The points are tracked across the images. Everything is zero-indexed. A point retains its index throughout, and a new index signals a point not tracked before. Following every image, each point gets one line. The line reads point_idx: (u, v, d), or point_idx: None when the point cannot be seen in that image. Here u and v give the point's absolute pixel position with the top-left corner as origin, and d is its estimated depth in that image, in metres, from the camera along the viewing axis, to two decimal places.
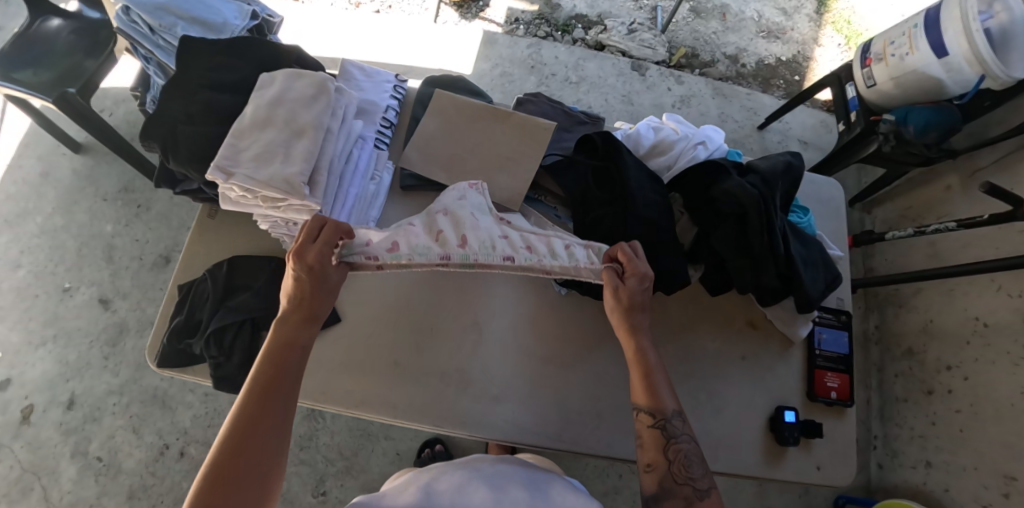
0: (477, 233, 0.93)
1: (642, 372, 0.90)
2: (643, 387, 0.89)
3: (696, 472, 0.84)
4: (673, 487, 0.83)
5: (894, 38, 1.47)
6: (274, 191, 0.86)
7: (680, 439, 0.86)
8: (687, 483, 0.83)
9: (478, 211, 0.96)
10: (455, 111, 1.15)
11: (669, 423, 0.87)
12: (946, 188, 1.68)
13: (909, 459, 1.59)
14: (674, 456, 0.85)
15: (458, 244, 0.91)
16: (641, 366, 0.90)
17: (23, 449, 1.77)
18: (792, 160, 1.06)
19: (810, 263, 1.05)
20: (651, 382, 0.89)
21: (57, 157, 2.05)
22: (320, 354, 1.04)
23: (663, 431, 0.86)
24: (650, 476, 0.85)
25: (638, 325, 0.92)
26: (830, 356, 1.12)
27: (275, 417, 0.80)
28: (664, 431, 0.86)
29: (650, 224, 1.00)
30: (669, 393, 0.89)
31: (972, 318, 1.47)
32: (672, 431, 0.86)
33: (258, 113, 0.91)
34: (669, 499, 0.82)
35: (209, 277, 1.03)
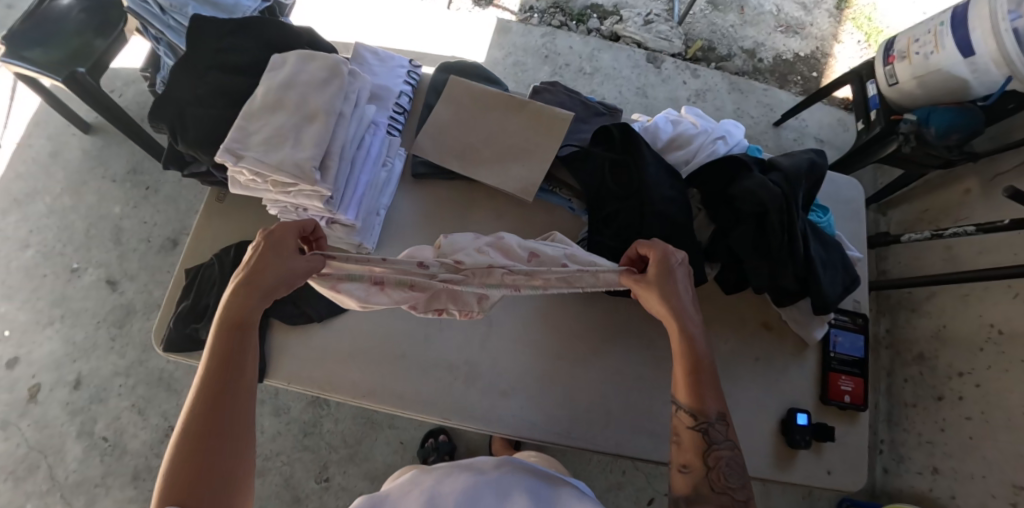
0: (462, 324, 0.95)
1: (689, 366, 0.85)
2: (687, 384, 0.84)
3: (736, 481, 0.79)
4: (708, 494, 0.79)
5: (919, 35, 1.44)
6: (284, 176, 0.84)
7: (720, 444, 0.81)
8: (725, 494, 0.79)
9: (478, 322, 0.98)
10: (470, 99, 1.12)
11: (713, 426, 0.81)
12: (965, 191, 1.65)
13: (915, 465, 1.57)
14: (714, 463, 0.80)
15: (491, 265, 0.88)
16: (687, 360, 0.85)
17: (29, 427, 1.78)
18: (816, 158, 1.02)
19: (829, 265, 1.03)
20: (695, 378, 0.84)
21: (66, 137, 2.05)
22: (327, 342, 1.03)
23: (703, 430, 0.82)
24: (683, 478, 0.81)
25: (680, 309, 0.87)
26: (845, 360, 1.10)
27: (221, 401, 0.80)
28: (706, 435, 0.81)
29: (667, 220, 0.98)
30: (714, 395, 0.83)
31: (987, 325, 1.44)
32: (714, 436, 0.81)
33: (270, 96, 0.89)
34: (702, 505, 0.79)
35: (217, 262, 1.02)
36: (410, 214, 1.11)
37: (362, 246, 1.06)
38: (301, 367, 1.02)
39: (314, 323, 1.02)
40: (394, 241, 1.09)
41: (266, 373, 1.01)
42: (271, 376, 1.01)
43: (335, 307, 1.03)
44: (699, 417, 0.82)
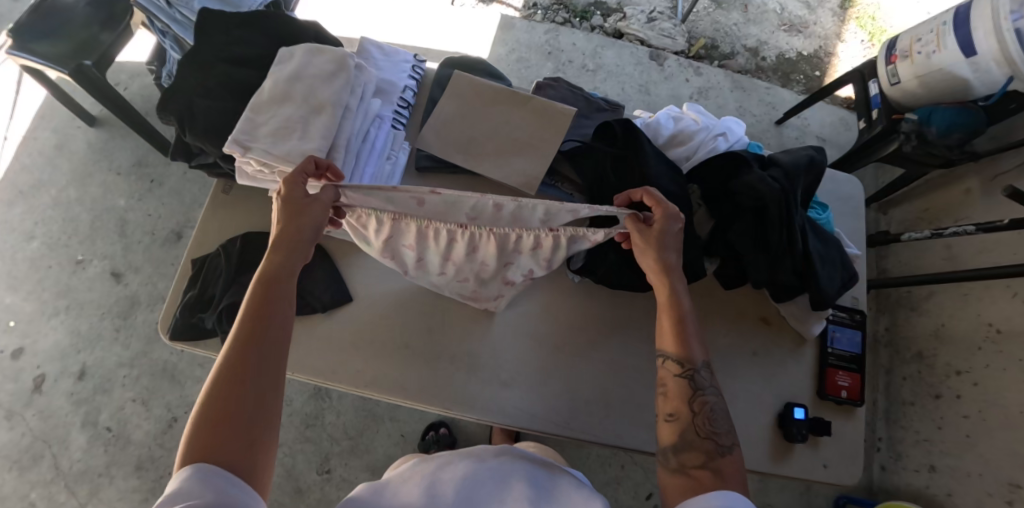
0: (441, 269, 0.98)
1: (675, 317, 0.89)
2: (675, 335, 0.88)
3: (723, 430, 0.83)
4: (694, 440, 0.82)
5: (921, 35, 1.45)
6: (292, 167, 0.86)
7: (705, 392, 0.85)
8: (710, 441, 0.82)
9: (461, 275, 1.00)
10: (473, 94, 1.13)
11: (698, 374, 0.86)
12: (965, 191, 1.65)
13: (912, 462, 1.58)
14: (699, 409, 0.84)
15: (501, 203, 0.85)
16: (674, 311, 0.89)
17: (34, 416, 1.80)
18: (816, 155, 1.03)
19: (828, 261, 1.04)
20: (683, 330, 0.88)
21: (72, 130, 2.06)
22: (331, 332, 1.04)
23: (689, 379, 0.86)
24: (671, 425, 0.84)
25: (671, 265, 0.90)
26: (843, 356, 1.11)
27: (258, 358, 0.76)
28: (692, 381, 0.86)
29: None
30: (699, 345, 0.88)
31: (986, 324, 1.45)
32: (700, 383, 0.86)
33: (277, 88, 0.90)
34: (687, 451, 0.81)
35: (223, 252, 1.02)
36: None
37: None
38: (304, 356, 1.03)
39: (318, 314, 1.03)
40: None
41: None
42: None
43: (339, 298, 1.05)
44: (686, 366, 0.86)
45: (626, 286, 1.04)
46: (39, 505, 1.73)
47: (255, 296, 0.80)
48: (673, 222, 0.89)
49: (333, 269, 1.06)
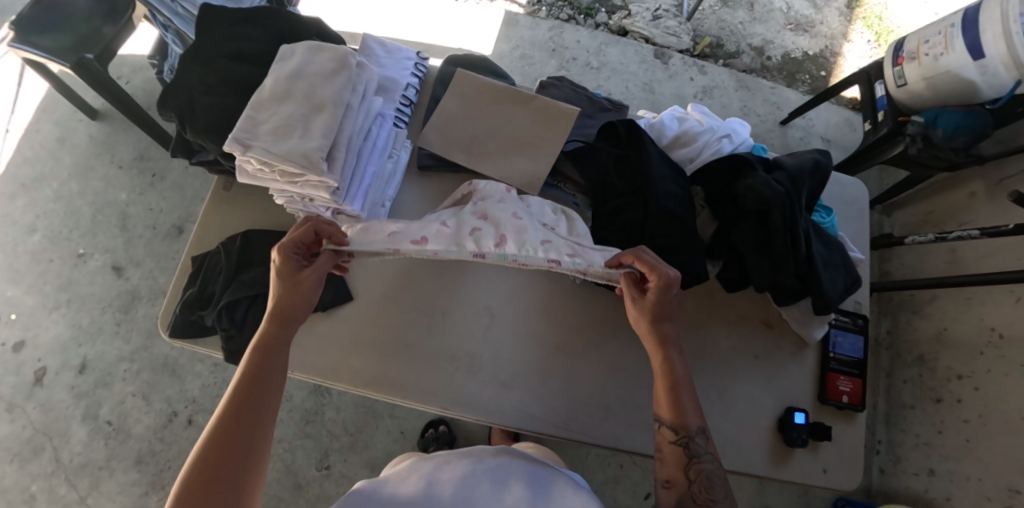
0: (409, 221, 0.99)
1: (669, 384, 0.90)
2: (668, 403, 0.89)
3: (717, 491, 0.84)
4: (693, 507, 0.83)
5: (929, 36, 1.43)
6: (292, 166, 0.85)
7: (700, 457, 0.86)
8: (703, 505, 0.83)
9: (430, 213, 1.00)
10: (476, 93, 1.13)
11: (694, 440, 0.86)
12: (970, 194, 1.64)
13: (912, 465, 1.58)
14: (695, 476, 0.85)
15: (495, 244, 0.89)
16: (668, 378, 0.90)
17: (35, 409, 1.81)
18: (821, 158, 1.02)
19: (830, 265, 1.03)
20: (676, 398, 0.89)
21: (74, 123, 2.06)
22: (329, 331, 1.03)
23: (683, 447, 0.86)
24: (668, 492, 0.86)
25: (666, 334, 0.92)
26: (844, 360, 1.10)
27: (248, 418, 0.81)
28: (686, 448, 0.86)
29: (670, 216, 0.98)
30: (694, 410, 0.88)
31: (987, 329, 1.44)
32: (695, 449, 0.86)
33: (278, 86, 0.89)
34: None
35: (222, 250, 1.01)
36: (414, 206, 1.11)
37: None
38: (303, 354, 1.02)
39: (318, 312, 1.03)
40: None
41: None
42: None
43: (339, 297, 1.04)
44: (680, 432, 0.87)
45: (629, 289, 1.03)
46: (40, 497, 1.74)
47: (251, 364, 0.86)
48: (669, 289, 0.88)
49: (333, 267, 1.05)
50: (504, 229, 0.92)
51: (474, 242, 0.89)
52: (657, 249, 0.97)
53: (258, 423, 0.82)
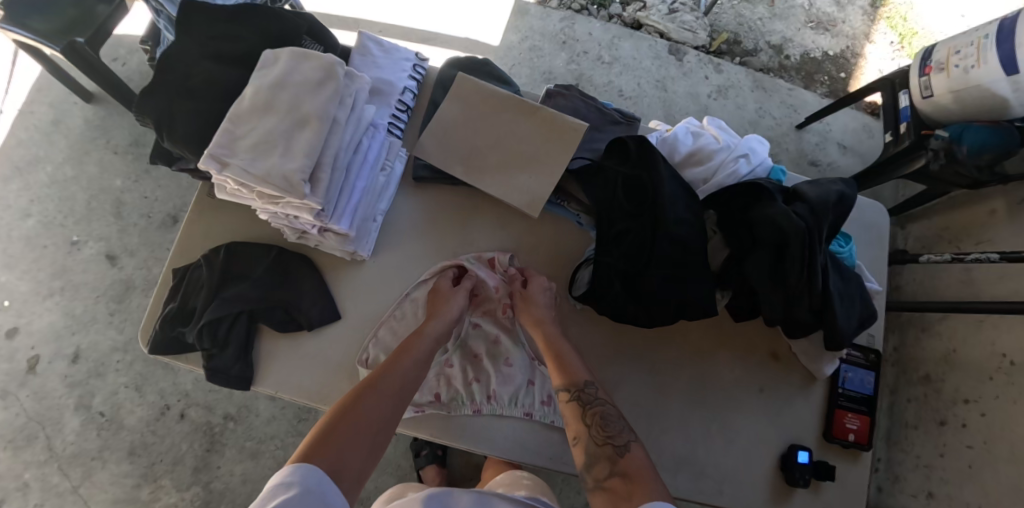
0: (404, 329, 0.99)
1: (553, 355, 0.95)
2: (555, 366, 0.93)
3: (615, 434, 0.87)
4: (596, 450, 0.86)
5: (960, 47, 1.36)
6: (272, 188, 0.76)
7: (594, 405, 0.90)
8: (608, 445, 0.86)
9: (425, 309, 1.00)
10: (477, 100, 1.04)
11: (586, 392, 0.91)
12: (989, 212, 1.57)
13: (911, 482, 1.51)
14: (592, 421, 0.89)
15: (486, 397, 0.98)
16: (553, 351, 0.95)
17: (28, 397, 1.79)
18: (845, 190, 0.95)
19: (846, 299, 0.98)
20: (563, 362, 0.94)
21: (69, 106, 2.01)
22: (315, 352, 0.98)
23: (583, 402, 0.90)
24: (577, 449, 0.88)
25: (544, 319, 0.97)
26: (853, 396, 1.05)
27: (388, 387, 0.87)
28: (580, 401, 0.90)
29: (680, 246, 0.91)
30: (581, 368, 0.93)
31: (998, 355, 1.39)
32: (588, 399, 0.90)
33: (259, 97, 0.80)
34: (594, 463, 0.84)
35: (205, 263, 0.96)
36: (407, 219, 1.04)
37: (356, 254, 1.00)
38: (287, 375, 0.97)
39: (303, 332, 0.98)
40: (388, 248, 1.03)
41: (253, 381, 0.97)
42: (258, 385, 0.97)
43: (326, 316, 0.98)
44: (578, 389, 0.91)
45: (631, 322, 0.96)
46: (33, 485, 1.74)
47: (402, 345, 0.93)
48: (545, 289, 1.00)
49: (322, 283, 0.99)
50: (496, 378, 0.99)
51: (468, 397, 0.98)
52: (664, 279, 0.91)
53: (398, 394, 0.87)
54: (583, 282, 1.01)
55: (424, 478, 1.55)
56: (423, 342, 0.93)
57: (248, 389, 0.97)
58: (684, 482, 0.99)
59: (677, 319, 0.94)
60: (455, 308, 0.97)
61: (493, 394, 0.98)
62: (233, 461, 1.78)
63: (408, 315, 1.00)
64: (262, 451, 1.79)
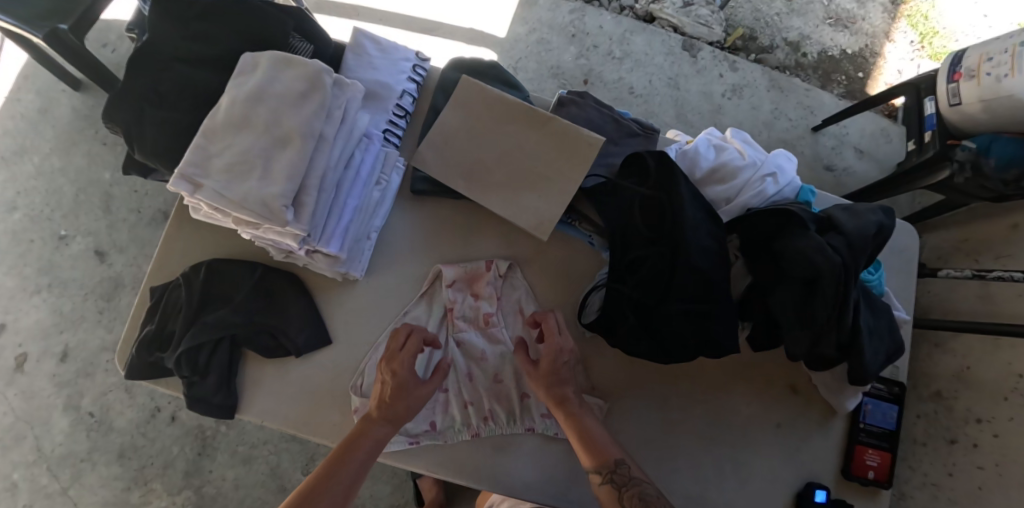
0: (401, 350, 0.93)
1: (577, 433, 0.85)
2: (583, 446, 0.84)
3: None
4: None
5: (993, 54, 1.29)
6: (249, 215, 0.67)
7: (633, 488, 0.81)
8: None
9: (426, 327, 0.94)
10: (483, 108, 0.95)
11: (618, 472, 0.82)
12: (1011, 226, 1.40)
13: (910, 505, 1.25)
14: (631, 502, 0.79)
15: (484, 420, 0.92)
16: (576, 430, 0.85)
17: (16, 396, 1.74)
18: (884, 221, 0.88)
19: (874, 334, 0.92)
20: (591, 439, 0.85)
21: (56, 94, 1.92)
22: (305, 379, 0.92)
23: (619, 484, 0.81)
24: None
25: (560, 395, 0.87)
26: (875, 432, 0.99)
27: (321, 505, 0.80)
28: (615, 484, 0.81)
29: (700, 278, 0.84)
30: (608, 445, 0.84)
31: (1016, 376, 1.14)
32: (622, 480, 0.81)
33: (235, 110, 0.70)
34: None
35: (184, 284, 0.90)
36: (404, 238, 0.97)
37: (348, 274, 0.93)
38: (273, 402, 0.92)
39: (292, 358, 0.92)
40: (385, 269, 0.96)
41: (236, 409, 0.91)
42: (243, 413, 0.91)
43: (315, 341, 0.92)
44: (612, 470, 0.82)
45: (645, 355, 0.89)
46: (22, 486, 1.69)
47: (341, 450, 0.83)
48: (562, 354, 0.88)
49: (312, 306, 0.93)
50: (496, 404, 0.92)
51: (466, 421, 0.92)
52: (680, 312, 0.85)
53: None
54: (594, 308, 0.94)
55: (421, 488, 1.52)
56: (364, 443, 0.84)
57: (232, 417, 0.91)
58: None
59: (696, 356, 0.88)
60: (415, 396, 0.86)
61: (491, 415, 0.92)
62: (225, 466, 1.73)
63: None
64: (254, 456, 1.74)
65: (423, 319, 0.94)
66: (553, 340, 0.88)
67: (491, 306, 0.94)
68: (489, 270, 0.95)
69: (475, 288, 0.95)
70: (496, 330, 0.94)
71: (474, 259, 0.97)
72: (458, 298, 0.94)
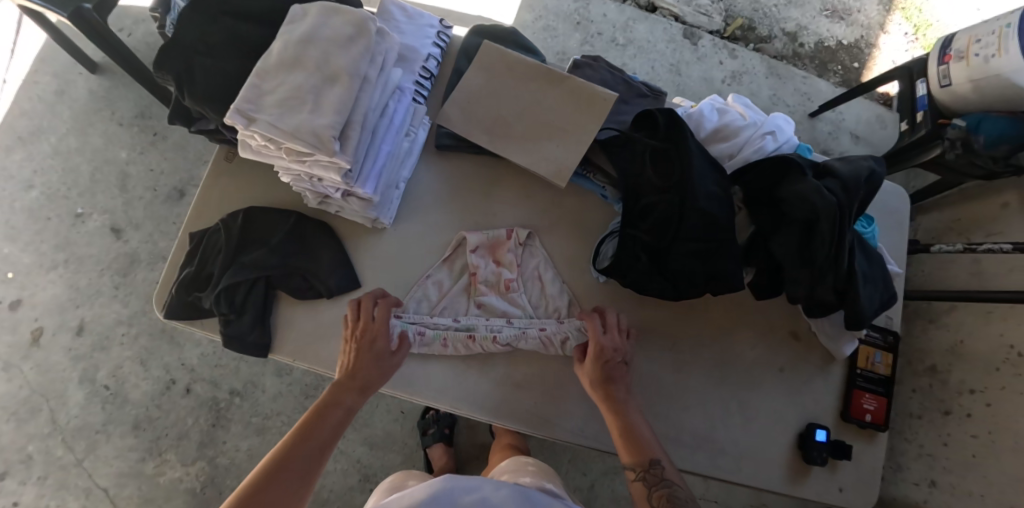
0: (425, 298, 0.98)
1: (622, 424, 0.88)
2: (625, 442, 0.86)
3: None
4: (656, 487, 0.82)
5: (981, 36, 1.34)
6: (300, 145, 0.72)
7: (664, 489, 0.82)
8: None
9: (447, 279, 0.99)
10: (504, 69, 1.01)
11: (654, 469, 0.83)
12: (1002, 205, 1.42)
13: (909, 474, 1.31)
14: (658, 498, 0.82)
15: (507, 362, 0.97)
16: (621, 424, 0.88)
17: (32, 370, 1.77)
18: (876, 168, 0.94)
19: (870, 280, 0.97)
20: (634, 436, 0.87)
21: (73, 76, 1.97)
22: (335, 320, 0.98)
23: (649, 484, 0.83)
24: (637, 483, 0.84)
25: (613, 389, 0.91)
26: (871, 377, 1.05)
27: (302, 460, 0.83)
28: (647, 479, 0.83)
29: (709, 219, 0.89)
30: (649, 442, 0.86)
31: (1006, 346, 1.18)
32: (658, 476, 0.83)
33: (287, 51, 0.76)
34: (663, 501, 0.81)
35: (222, 228, 0.95)
36: (429, 191, 1.02)
37: (377, 221, 0.98)
38: (305, 343, 0.97)
39: (323, 300, 0.97)
40: (410, 217, 1.01)
41: (270, 348, 0.96)
42: (275, 351, 0.97)
43: (345, 284, 0.97)
44: (650, 469, 0.84)
45: (658, 295, 0.95)
46: (37, 458, 1.72)
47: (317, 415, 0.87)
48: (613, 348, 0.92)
49: (341, 251, 0.98)
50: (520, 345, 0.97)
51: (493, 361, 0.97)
52: (691, 253, 0.90)
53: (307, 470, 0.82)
54: (607, 255, 1.00)
55: (431, 456, 1.55)
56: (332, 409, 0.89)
57: (265, 356, 0.96)
58: (703, 460, 0.99)
59: (704, 294, 0.94)
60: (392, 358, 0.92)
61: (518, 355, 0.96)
62: (238, 437, 1.76)
63: (429, 294, 0.98)
64: (268, 427, 1.77)
65: (445, 270, 1.00)
66: (612, 336, 0.93)
67: (511, 271, 0.99)
68: (509, 238, 1.00)
69: (497, 255, 1.00)
70: (516, 294, 0.98)
71: (495, 228, 1.02)
72: (481, 264, 0.99)
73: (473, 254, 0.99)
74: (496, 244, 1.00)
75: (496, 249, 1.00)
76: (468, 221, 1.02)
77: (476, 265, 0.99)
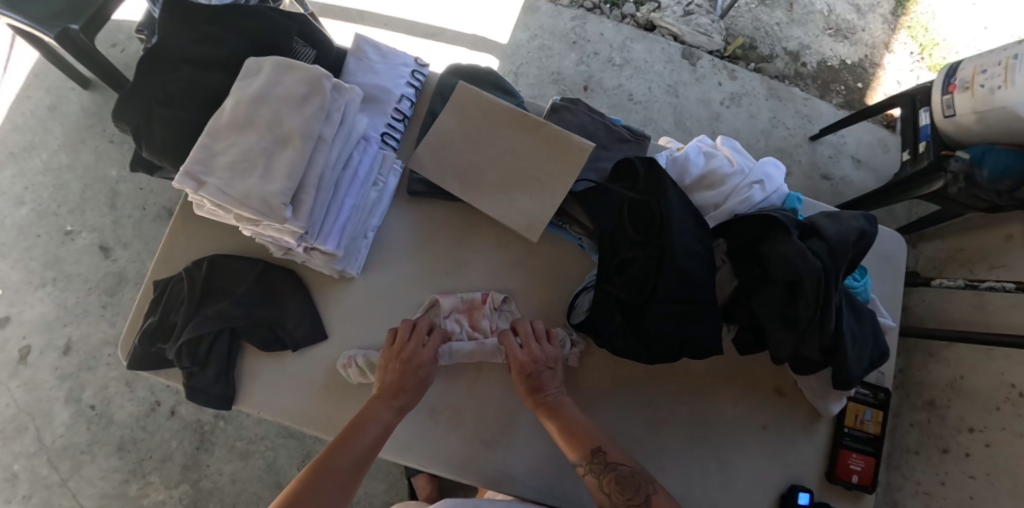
0: None
1: (559, 426, 0.88)
2: (564, 439, 0.87)
3: (634, 499, 0.82)
4: (614, 468, 0.84)
5: (987, 66, 1.24)
6: (250, 211, 0.71)
7: (622, 470, 0.84)
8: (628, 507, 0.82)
9: None
10: (478, 112, 0.97)
11: (604, 456, 0.85)
12: (1005, 237, 1.35)
13: None
14: (608, 479, 0.84)
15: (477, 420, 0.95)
16: (558, 422, 0.88)
17: (19, 388, 1.74)
18: (865, 226, 0.90)
19: (859, 340, 0.92)
20: (572, 430, 0.88)
21: (65, 92, 1.94)
22: (300, 372, 0.95)
23: (597, 472, 0.85)
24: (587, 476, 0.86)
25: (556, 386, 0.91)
26: (858, 436, 1.00)
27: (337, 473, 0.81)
28: (604, 468, 0.84)
29: (687, 279, 0.85)
30: (588, 435, 0.87)
31: (1007, 385, 1.13)
32: (613, 465, 0.85)
33: (240, 111, 0.74)
34: (623, 481, 0.83)
35: (186, 278, 0.93)
36: (401, 237, 1.00)
37: (344, 272, 0.96)
38: (272, 398, 0.94)
39: (290, 352, 0.95)
40: (381, 265, 0.99)
41: (234, 400, 0.94)
42: (241, 404, 0.94)
43: (311, 335, 0.95)
44: (593, 459, 0.85)
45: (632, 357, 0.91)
46: (22, 476, 1.69)
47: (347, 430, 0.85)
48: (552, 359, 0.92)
49: (309, 301, 0.96)
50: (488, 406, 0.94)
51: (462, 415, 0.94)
52: (665, 314, 0.86)
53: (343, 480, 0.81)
54: (582, 309, 0.96)
55: (416, 485, 1.51)
56: (369, 427, 0.85)
57: (230, 408, 0.94)
58: None
59: (680, 356, 0.90)
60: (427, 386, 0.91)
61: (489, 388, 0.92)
62: (222, 460, 1.72)
63: None
64: (251, 451, 1.74)
65: None
66: (530, 348, 0.90)
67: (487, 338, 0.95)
68: (484, 302, 0.96)
69: (473, 319, 0.96)
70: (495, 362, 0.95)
71: (469, 291, 0.98)
72: (456, 328, 0.95)
73: (452, 317, 0.96)
74: (475, 307, 0.96)
75: (474, 311, 0.96)
76: (441, 271, 0.99)
77: (452, 328, 0.95)
